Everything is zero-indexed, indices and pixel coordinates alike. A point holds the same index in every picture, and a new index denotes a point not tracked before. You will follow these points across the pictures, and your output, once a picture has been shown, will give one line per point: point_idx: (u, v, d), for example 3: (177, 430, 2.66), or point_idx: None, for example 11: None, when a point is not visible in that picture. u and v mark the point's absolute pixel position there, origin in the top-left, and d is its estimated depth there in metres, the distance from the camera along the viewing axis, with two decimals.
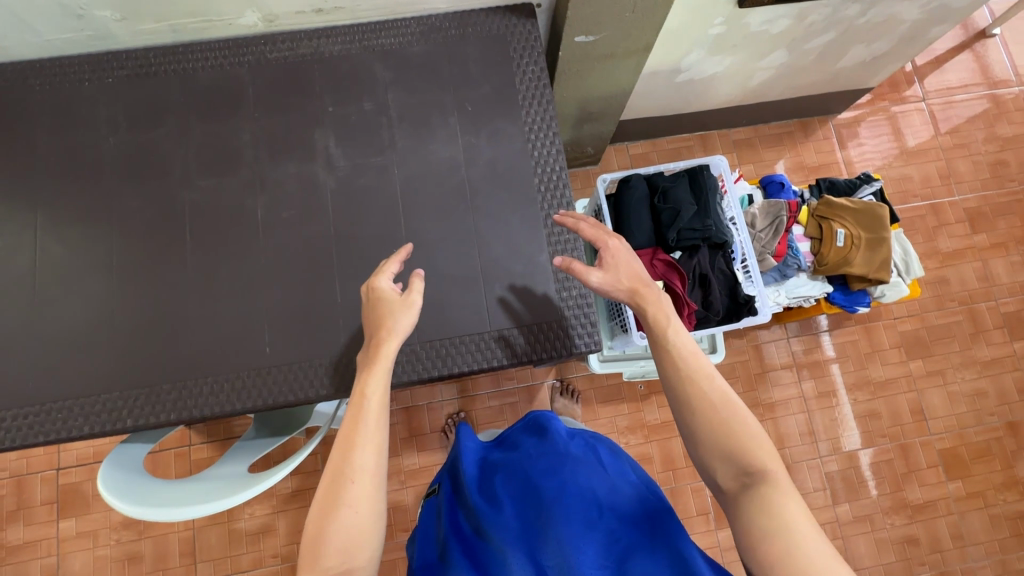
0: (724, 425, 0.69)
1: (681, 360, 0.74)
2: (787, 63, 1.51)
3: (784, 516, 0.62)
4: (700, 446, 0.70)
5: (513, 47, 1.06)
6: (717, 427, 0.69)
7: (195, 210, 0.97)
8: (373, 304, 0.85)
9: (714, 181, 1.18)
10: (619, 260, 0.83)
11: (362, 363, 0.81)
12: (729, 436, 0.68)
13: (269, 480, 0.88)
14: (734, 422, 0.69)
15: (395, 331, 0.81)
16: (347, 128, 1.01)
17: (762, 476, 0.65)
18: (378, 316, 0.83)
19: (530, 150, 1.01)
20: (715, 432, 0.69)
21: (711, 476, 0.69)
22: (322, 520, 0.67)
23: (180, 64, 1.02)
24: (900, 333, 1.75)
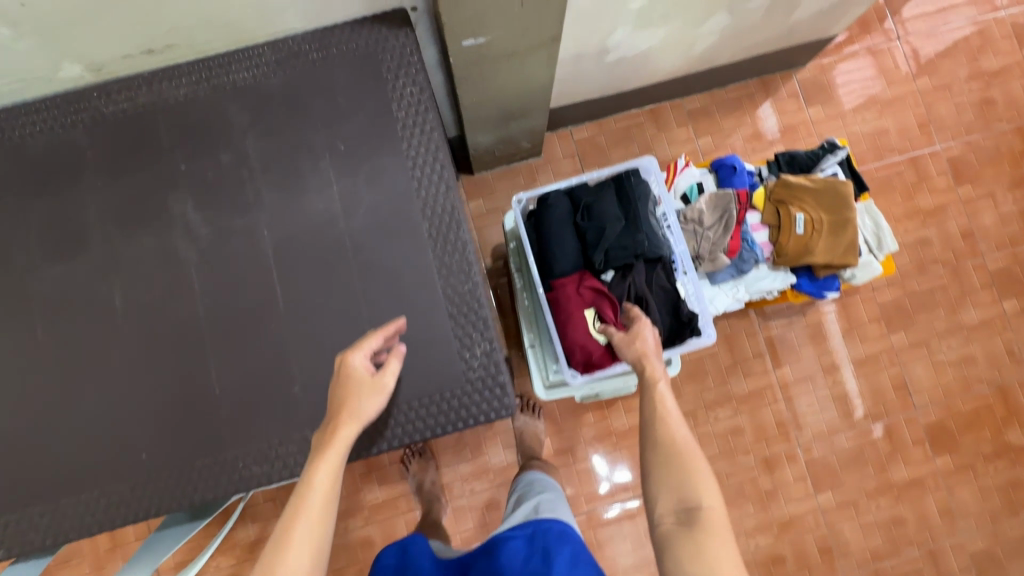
0: (681, 466, 0.74)
1: (660, 402, 0.81)
2: (731, 25, 1.32)
3: (709, 561, 0.66)
4: (653, 479, 0.75)
5: (386, 65, 0.90)
6: (674, 462, 0.74)
7: (44, 305, 0.86)
8: (339, 381, 0.74)
9: (643, 187, 1.05)
10: (645, 330, 0.92)
11: (317, 443, 0.73)
12: (682, 474, 0.74)
13: None
14: (691, 464, 0.74)
15: (357, 415, 0.73)
16: (204, 187, 0.88)
17: (700, 515, 0.70)
18: (344, 394, 0.73)
19: (416, 190, 0.88)
20: (671, 470, 0.74)
21: (652, 511, 0.74)
22: None
23: (4, 134, 0.88)
24: (880, 305, 1.63)
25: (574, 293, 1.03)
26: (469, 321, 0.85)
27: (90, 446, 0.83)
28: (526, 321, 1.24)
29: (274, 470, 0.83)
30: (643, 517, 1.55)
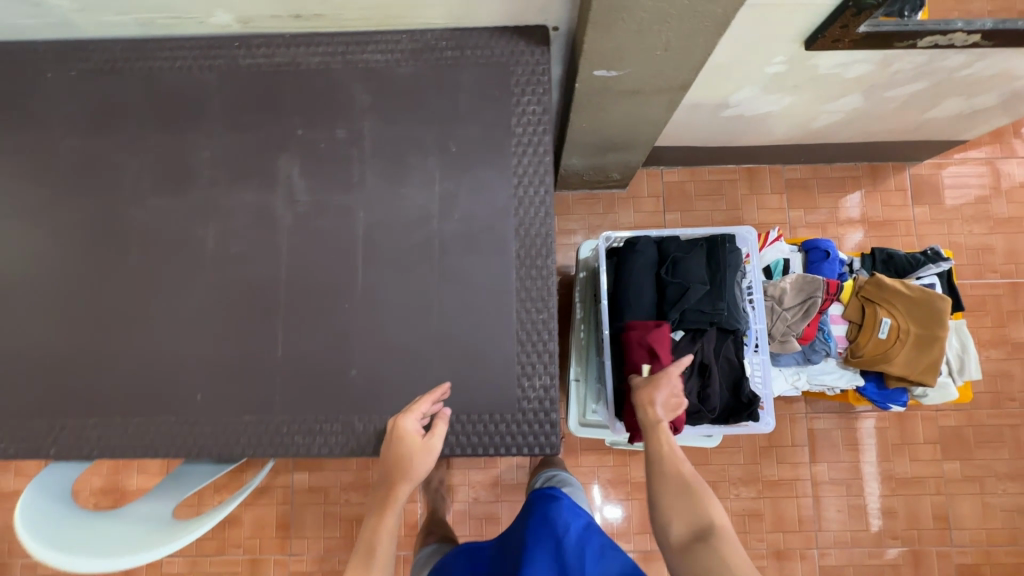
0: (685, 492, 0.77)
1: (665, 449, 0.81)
2: (861, 109, 1.26)
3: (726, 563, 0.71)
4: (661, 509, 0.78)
5: (514, 78, 0.90)
6: (677, 492, 0.77)
7: (142, 230, 0.89)
8: (393, 444, 0.79)
9: (735, 256, 1.01)
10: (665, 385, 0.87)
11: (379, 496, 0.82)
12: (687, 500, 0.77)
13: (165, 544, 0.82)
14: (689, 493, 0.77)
15: (410, 478, 0.79)
16: (314, 156, 0.90)
17: (711, 530, 0.74)
18: (395, 462, 0.79)
19: (514, 208, 0.87)
20: (673, 493, 0.77)
21: (667, 536, 0.77)
22: None
23: (146, 62, 0.92)
24: (940, 428, 1.54)
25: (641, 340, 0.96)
26: (535, 351, 0.84)
27: (152, 375, 0.86)
28: (577, 354, 1.22)
29: (313, 444, 0.84)
30: None
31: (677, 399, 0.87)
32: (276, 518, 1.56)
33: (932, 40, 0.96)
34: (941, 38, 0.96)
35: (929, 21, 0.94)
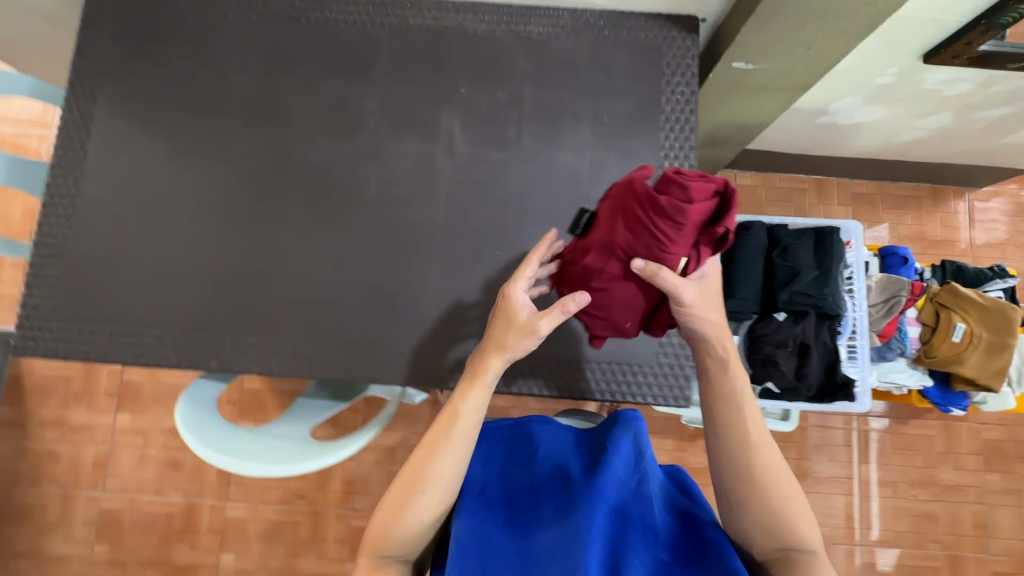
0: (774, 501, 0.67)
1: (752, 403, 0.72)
2: (946, 128, 1.35)
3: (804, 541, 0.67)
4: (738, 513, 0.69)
5: (666, 61, 0.98)
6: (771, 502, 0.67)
7: (308, 167, 0.95)
8: (505, 312, 0.77)
9: (841, 247, 1.09)
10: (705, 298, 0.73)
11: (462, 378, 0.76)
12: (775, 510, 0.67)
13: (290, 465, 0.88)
14: (774, 491, 0.68)
15: (504, 351, 0.75)
16: (475, 114, 0.96)
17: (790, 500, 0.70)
18: (499, 327, 0.77)
19: (660, 178, 0.94)
20: (758, 500, 0.68)
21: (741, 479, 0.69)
22: (394, 511, 0.70)
23: (321, 13, 0.99)
24: (984, 441, 1.61)
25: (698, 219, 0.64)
26: None
27: (311, 303, 0.92)
28: None
29: (460, 377, 0.90)
30: None
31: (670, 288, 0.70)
32: (341, 473, 1.60)
33: None
34: None
35: None
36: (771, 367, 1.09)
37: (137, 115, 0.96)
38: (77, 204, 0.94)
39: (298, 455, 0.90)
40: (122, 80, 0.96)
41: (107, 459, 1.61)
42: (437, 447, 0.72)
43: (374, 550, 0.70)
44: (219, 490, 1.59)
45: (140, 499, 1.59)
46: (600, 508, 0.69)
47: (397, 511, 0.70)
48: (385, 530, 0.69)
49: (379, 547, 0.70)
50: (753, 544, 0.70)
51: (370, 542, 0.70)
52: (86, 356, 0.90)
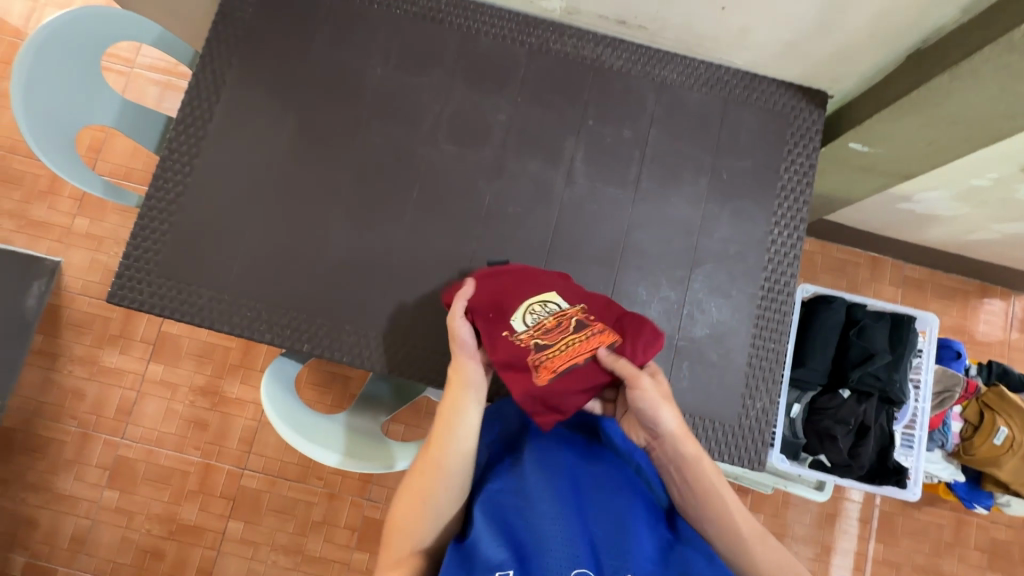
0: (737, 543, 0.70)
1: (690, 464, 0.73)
2: (1020, 235, 1.38)
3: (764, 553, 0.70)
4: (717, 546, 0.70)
5: (791, 130, 1.00)
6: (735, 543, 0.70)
7: (430, 170, 0.96)
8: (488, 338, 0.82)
9: (915, 337, 1.11)
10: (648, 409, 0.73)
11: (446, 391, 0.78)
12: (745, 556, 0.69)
13: (292, 434, 0.84)
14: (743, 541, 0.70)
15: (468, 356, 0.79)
16: (598, 148, 0.98)
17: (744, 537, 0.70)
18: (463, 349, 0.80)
19: (768, 243, 0.96)
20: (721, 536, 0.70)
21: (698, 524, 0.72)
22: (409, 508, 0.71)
23: (465, 21, 1.00)
24: (991, 539, 1.65)
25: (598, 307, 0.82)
26: (762, 375, 0.93)
27: (411, 302, 0.93)
28: None
29: None
30: None
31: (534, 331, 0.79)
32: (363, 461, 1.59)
33: None
34: None
35: None
36: (827, 441, 1.10)
37: (270, 88, 0.97)
38: (197, 164, 0.94)
39: (308, 433, 0.86)
40: (262, 51, 0.98)
41: (131, 406, 1.59)
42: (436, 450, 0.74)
43: (406, 546, 0.69)
44: (238, 458, 1.57)
45: (158, 452, 1.58)
46: (600, 492, 0.68)
47: (418, 515, 0.70)
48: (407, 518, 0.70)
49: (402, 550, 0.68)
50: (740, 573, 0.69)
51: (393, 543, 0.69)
52: (182, 317, 0.90)
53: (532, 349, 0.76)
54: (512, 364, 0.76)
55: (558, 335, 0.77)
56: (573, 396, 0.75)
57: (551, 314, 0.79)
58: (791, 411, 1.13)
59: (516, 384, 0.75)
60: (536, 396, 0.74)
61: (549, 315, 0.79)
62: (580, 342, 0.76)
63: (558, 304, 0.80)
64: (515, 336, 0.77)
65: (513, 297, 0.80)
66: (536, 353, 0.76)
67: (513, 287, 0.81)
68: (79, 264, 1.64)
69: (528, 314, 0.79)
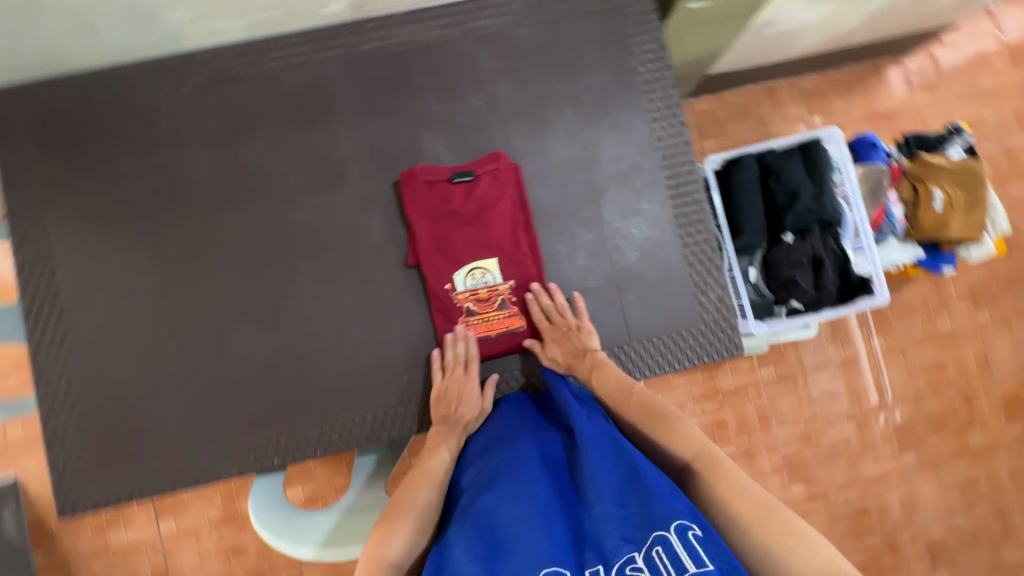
0: (657, 419, 0.69)
1: (612, 381, 0.77)
2: (883, 8, 1.38)
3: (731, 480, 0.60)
4: (650, 438, 0.69)
5: (629, 21, 0.94)
6: (648, 423, 0.70)
7: (305, 232, 0.90)
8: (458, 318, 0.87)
9: (828, 156, 1.12)
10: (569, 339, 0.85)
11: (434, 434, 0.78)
12: (667, 429, 0.68)
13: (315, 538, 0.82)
14: (667, 418, 0.69)
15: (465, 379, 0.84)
16: (455, 130, 0.92)
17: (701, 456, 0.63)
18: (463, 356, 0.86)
19: (656, 142, 0.93)
20: (651, 426, 0.69)
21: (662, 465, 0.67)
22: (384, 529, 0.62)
23: (260, 66, 0.91)
24: (969, 285, 1.75)
25: (524, 282, 0.90)
26: (704, 268, 0.92)
27: (353, 368, 0.89)
28: None
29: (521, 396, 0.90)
30: (745, 467, 1.67)
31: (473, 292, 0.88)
32: None
33: None
34: None
35: None
36: (792, 288, 1.12)
37: (104, 231, 0.88)
38: (73, 344, 0.86)
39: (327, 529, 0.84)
40: (73, 198, 0.88)
41: (166, 568, 1.55)
42: (413, 483, 0.68)
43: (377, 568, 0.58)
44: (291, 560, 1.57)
45: None
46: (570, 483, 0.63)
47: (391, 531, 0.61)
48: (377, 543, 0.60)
49: None
50: (669, 449, 0.66)
51: None
52: (143, 495, 0.85)
53: (465, 312, 0.88)
54: (444, 314, 0.88)
55: (488, 307, 0.89)
56: (486, 353, 0.89)
57: (486, 284, 0.89)
58: (750, 275, 1.14)
59: (437, 317, 0.88)
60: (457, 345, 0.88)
61: (484, 287, 0.89)
62: (503, 318, 0.89)
63: (495, 278, 0.89)
64: (455, 293, 0.88)
65: (457, 245, 0.88)
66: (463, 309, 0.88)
67: (456, 240, 0.88)
68: (37, 470, 1.55)
69: (472, 276, 0.88)
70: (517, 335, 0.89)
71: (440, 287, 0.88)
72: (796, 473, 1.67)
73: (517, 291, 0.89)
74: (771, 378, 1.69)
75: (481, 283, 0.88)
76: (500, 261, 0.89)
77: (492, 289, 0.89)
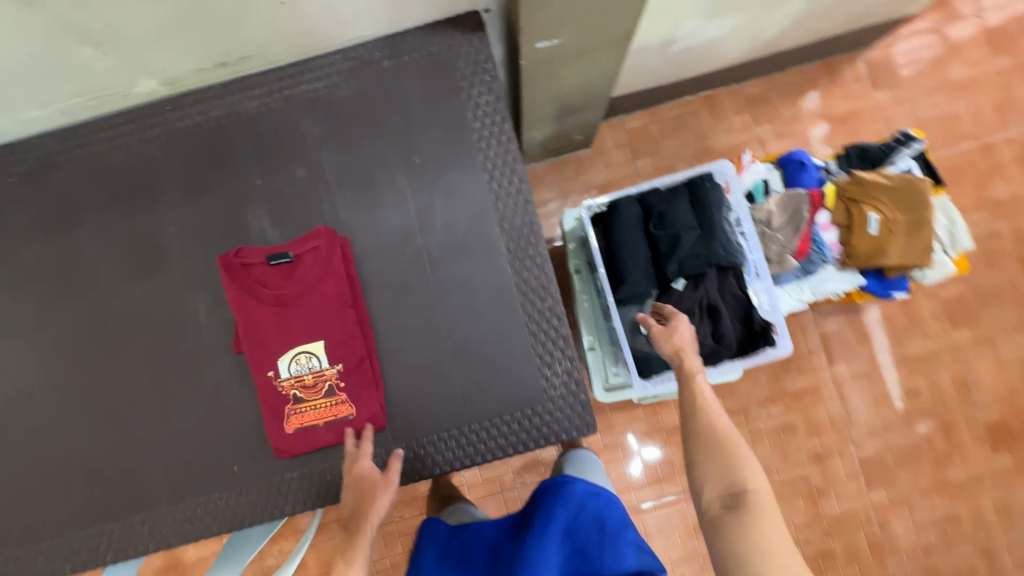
0: (714, 446, 0.67)
1: (704, 404, 0.71)
2: (804, 11, 1.24)
3: (763, 535, 0.59)
4: (693, 464, 0.68)
5: (460, 73, 0.87)
6: (710, 443, 0.67)
7: (133, 318, 0.88)
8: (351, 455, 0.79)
9: (718, 193, 1.02)
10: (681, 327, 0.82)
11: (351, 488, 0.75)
12: (726, 461, 0.66)
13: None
14: (737, 452, 0.66)
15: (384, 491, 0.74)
16: (281, 204, 0.87)
17: (745, 497, 0.63)
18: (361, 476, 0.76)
19: (494, 203, 0.86)
20: (706, 452, 0.67)
21: (698, 497, 0.67)
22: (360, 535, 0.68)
23: (83, 150, 0.89)
24: (944, 302, 1.57)
25: (350, 366, 0.83)
26: (551, 339, 0.85)
27: (184, 458, 0.86)
28: (586, 322, 1.20)
29: None
30: None
31: (296, 378, 0.83)
32: None
33: None
34: None
35: None
36: None
37: None
38: None
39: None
40: None
41: None
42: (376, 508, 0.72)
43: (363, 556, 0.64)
44: None
45: None
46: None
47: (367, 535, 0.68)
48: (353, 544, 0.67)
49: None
50: (709, 484, 0.66)
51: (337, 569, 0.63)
52: None
53: (291, 399, 0.83)
54: (268, 402, 0.83)
55: (314, 394, 0.83)
56: (313, 443, 0.83)
57: (309, 370, 0.83)
58: (641, 327, 1.05)
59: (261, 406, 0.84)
60: (282, 434, 0.83)
61: (308, 372, 0.83)
62: (330, 406, 0.83)
63: (321, 362, 0.83)
64: (278, 380, 0.83)
65: (279, 329, 0.83)
66: (287, 397, 0.83)
67: (277, 324, 0.84)
68: None
69: (295, 362, 0.83)
70: (345, 424, 0.83)
71: (262, 374, 0.83)
72: None
73: (344, 377, 0.83)
74: None
75: (304, 368, 0.83)
76: (325, 343, 0.83)
77: (316, 375, 0.83)
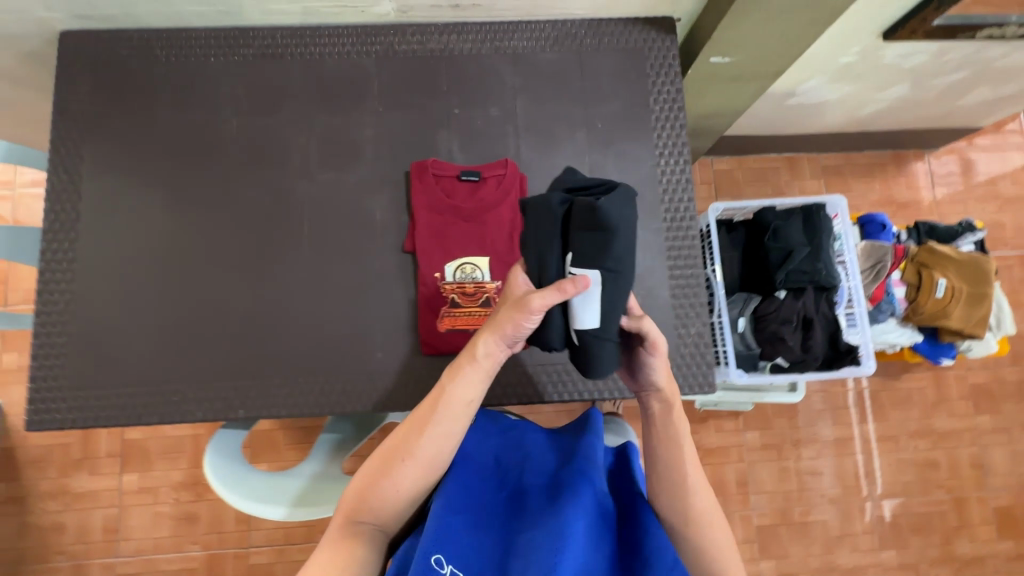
0: (692, 523, 0.68)
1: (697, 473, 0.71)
2: (905, 97, 1.43)
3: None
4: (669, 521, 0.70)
5: (649, 63, 1.01)
6: (689, 514, 0.69)
7: (314, 204, 0.95)
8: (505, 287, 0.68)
9: (619, 193, 0.62)
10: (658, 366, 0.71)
11: (448, 372, 0.70)
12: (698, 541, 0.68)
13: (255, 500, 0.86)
14: (705, 535, 0.68)
15: (492, 348, 0.67)
16: (471, 135, 0.98)
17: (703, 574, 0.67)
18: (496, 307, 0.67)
19: (659, 175, 0.98)
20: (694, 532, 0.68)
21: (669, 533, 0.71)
22: (409, 429, 0.69)
23: (305, 49, 0.99)
24: (971, 386, 1.71)
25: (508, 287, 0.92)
26: (689, 301, 0.94)
27: (331, 339, 0.92)
28: None
29: (492, 393, 0.93)
30: None
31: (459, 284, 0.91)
32: None
33: (991, 32, 1.13)
34: (998, 30, 1.13)
35: (989, 16, 1.11)
36: (779, 344, 1.13)
37: (134, 170, 0.94)
38: (79, 268, 0.91)
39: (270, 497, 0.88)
40: (113, 136, 0.95)
41: (116, 524, 1.48)
42: (419, 426, 0.69)
43: (407, 449, 0.68)
44: (240, 538, 1.49)
45: (156, 558, 1.48)
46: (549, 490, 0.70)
47: (418, 431, 0.69)
48: (375, 478, 0.68)
49: (388, 462, 0.69)
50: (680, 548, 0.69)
51: (392, 463, 0.68)
52: (106, 424, 0.87)
53: (449, 302, 0.91)
54: (427, 301, 0.91)
55: (472, 302, 0.91)
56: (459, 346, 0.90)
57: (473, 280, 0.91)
58: (738, 326, 1.15)
59: (421, 303, 0.91)
60: (433, 332, 0.90)
61: (471, 282, 0.91)
62: (483, 316, 0.90)
63: (483, 275, 0.91)
64: (442, 283, 0.91)
65: (453, 239, 0.92)
66: (447, 300, 0.91)
67: (452, 233, 0.92)
68: (18, 402, 1.50)
69: (461, 269, 0.91)
70: None
71: (428, 274, 0.91)
72: (768, 549, 1.60)
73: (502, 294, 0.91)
74: (755, 444, 1.64)
75: (468, 278, 0.91)
76: (491, 260, 0.92)
77: (477, 286, 0.91)
